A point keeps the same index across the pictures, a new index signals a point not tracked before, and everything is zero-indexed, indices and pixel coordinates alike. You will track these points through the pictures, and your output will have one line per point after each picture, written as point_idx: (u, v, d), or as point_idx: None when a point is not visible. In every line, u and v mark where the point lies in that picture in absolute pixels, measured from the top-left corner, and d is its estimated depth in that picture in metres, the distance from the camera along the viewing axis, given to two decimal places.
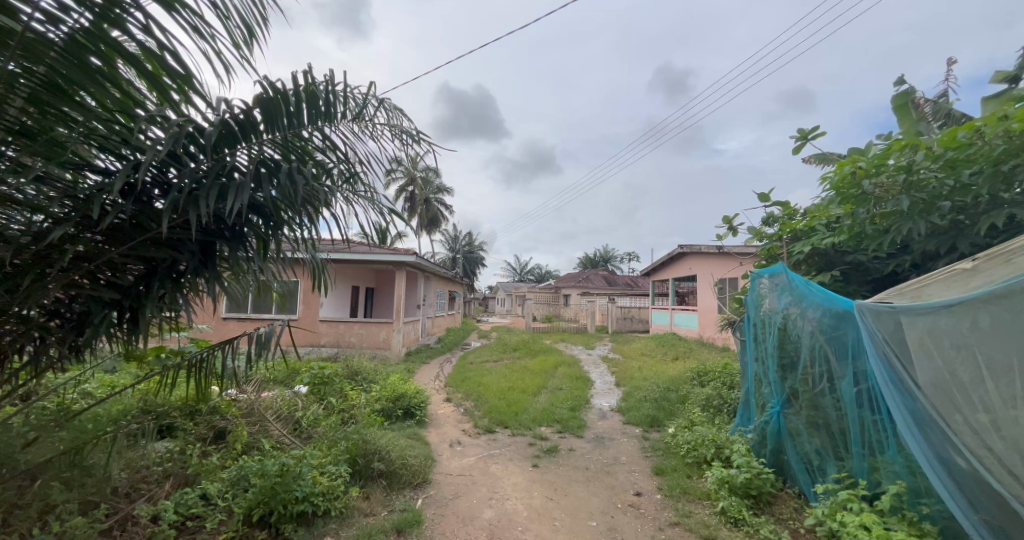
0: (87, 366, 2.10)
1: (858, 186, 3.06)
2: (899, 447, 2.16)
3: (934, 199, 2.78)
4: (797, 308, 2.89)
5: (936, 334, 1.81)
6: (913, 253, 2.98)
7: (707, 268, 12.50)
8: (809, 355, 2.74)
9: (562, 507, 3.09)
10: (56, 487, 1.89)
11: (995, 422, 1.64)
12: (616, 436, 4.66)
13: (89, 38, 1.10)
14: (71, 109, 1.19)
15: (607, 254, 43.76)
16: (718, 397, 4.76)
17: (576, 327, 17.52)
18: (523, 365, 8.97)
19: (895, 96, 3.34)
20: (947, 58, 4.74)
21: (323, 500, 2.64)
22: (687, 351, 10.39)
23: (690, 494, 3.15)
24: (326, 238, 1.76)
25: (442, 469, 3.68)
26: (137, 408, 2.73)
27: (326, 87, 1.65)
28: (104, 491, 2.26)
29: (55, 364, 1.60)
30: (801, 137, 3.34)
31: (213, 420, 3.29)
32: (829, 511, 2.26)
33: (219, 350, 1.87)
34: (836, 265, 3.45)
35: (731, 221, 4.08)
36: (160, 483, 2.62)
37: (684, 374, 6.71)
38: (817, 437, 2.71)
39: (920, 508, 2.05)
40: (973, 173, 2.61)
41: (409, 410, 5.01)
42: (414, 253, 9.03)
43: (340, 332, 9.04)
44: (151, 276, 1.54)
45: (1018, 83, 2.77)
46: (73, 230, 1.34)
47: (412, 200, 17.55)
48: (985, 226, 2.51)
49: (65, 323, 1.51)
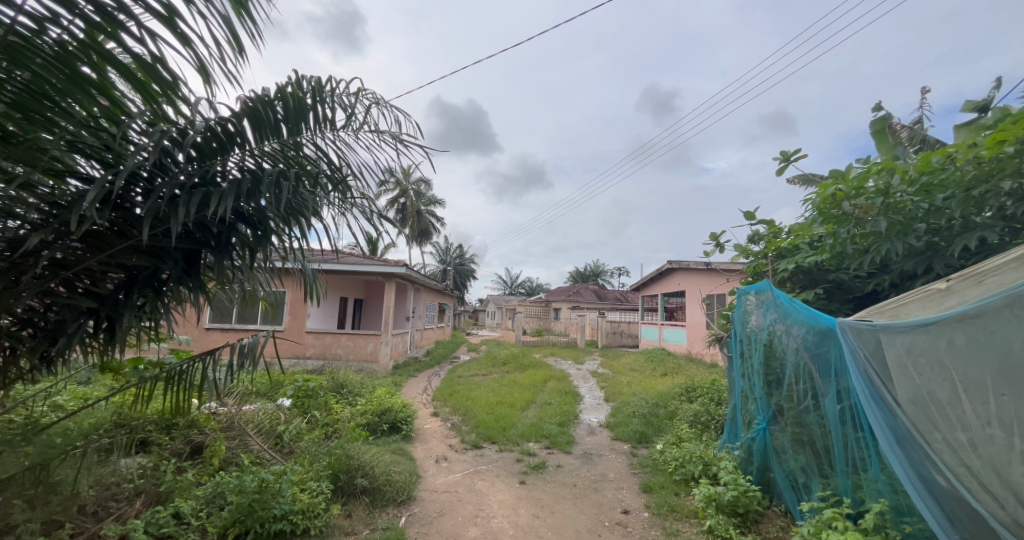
0: (60, 378, 2.02)
1: (839, 206, 3.13)
2: (881, 464, 2.18)
3: (910, 221, 2.88)
4: (782, 325, 2.92)
5: (914, 352, 1.85)
6: (892, 273, 3.06)
7: (695, 284, 12.67)
8: (794, 372, 2.77)
9: (549, 524, 3.05)
10: (18, 507, 1.83)
11: (972, 441, 1.67)
12: (604, 452, 4.62)
13: (79, 47, 1.11)
14: (56, 115, 1.19)
15: (597, 268, 44.06)
16: (705, 413, 4.77)
17: (566, 340, 17.51)
18: (512, 379, 8.90)
19: (873, 122, 3.47)
20: (923, 86, 4.97)
21: (302, 519, 2.54)
22: (676, 366, 10.45)
23: (678, 512, 3.13)
24: (317, 248, 1.73)
25: (427, 486, 3.61)
26: (111, 421, 2.64)
27: (314, 94, 1.65)
28: (70, 509, 2.19)
29: (26, 376, 1.55)
30: (783, 159, 3.45)
31: (190, 435, 3.19)
32: (814, 530, 2.24)
33: (201, 362, 1.82)
34: (819, 283, 3.53)
35: (719, 238, 4.16)
36: (132, 501, 2.54)
37: (672, 389, 6.74)
38: (802, 455, 2.72)
39: (903, 526, 2.05)
40: (947, 197, 2.72)
41: (395, 425, 4.92)
42: (405, 264, 8.99)
43: (326, 344, 8.89)
44: (131, 284, 1.51)
45: (987, 113, 2.90)
46: (49, 237, 1.31)
47: (403, 211, 17.54)
48: (959, 248, 2.60)
49: (38, 332, 1.47)
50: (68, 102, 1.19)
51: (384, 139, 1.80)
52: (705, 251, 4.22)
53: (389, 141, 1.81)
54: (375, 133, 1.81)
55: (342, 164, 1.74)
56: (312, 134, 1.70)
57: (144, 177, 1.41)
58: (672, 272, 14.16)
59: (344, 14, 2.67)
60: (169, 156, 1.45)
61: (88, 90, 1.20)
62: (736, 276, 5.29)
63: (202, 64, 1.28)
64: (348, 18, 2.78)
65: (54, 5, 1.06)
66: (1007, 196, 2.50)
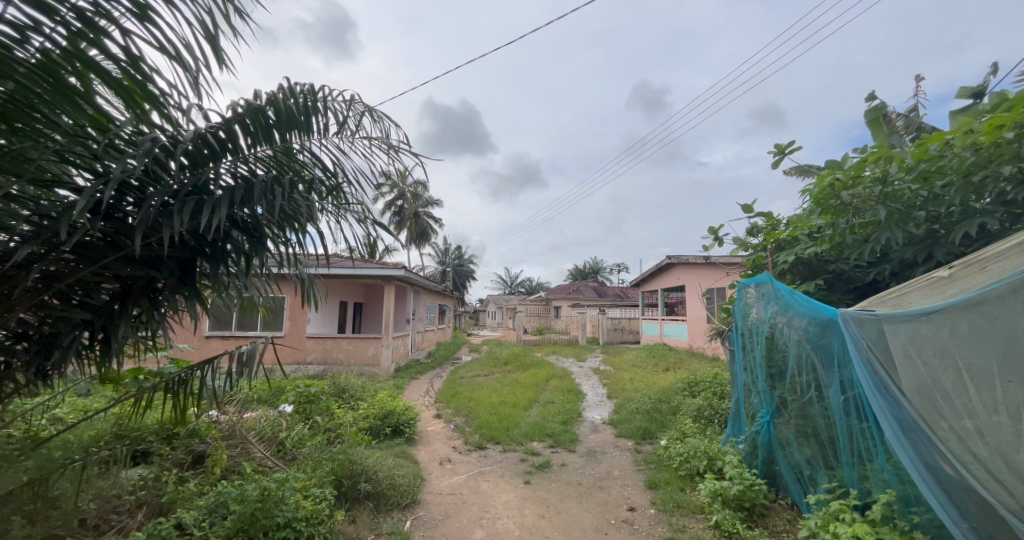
0: (58, 389, 2.00)
1: (836, 197, 3.12)
2: (888, 455, 2.17)
3: (909, 209, 2.88)
4: (783, 317, 2.92)
5: (918, 341, 1.83)
6: (892, 262, 3.06)
7: (695, 277, 12.66)
8: (796, 364, 2.76)
9: (555, 524, 3.02)
10: (18, 522, 1.80)
11: (979, 428, 1.66)
12: (608, 449, 4.60)
13: (63, 55, 1.12)
14: (37, 123, 1.17)
15: (598, 265, 43.96)
16: (709, 408, 4.78)
17: (568, 338, 17.49)
18: (515, 378, 8.87)
19: (868, 111, 3.46)
20: (917, 75, 4.98)
21: (306, 526, 2.49)
22: (679, 361, 10.43)
23: (684, 508, 3.11)
24: (314, 254, 1.71)
25: (431, 489, 3.59)
26: (110, 433, 2.67)
27: (306, 103, 1.67)
28: (71, 524, 2.17)
29: (21, 390, 1.54)
30: (778, 153, 3.44)
31: (191, 444, 3.15)
32: (821, 523, 2.22)
33: (200, 370, 1.80)
34: (819, 274, 3.52)
35: (717, 233, 4.16)
36: (133, 513, 2.52)
37: (675, 385, 6.70)
38: (807, 447, 2.71)
39: (911, 517, 2.03)
40: (945, 184, 2.73)
41: (398, 427, 4.92)
42: (403, 267, 8.98)
43: (328, 348, 8.86)
44: (126, 293, 1.49)
45: (982, 98, 2.89)
46: (40, 250, 1.29)
47: (400, 212, 17.57)
48: (960, 235, 2.59)
49: (32, 346, 1.45)
50: (54, 112, 1.18)
51: (378, 145, 1.79)
52: (704, 245, 4.20)
53: (383, 148, 1.79)
54: (368, 138, 1.78)
55: (337, 171, 1.74)
56: (305, 139, 1.70)
57: (136, 187, 1.40)
58: (671, 266, 14.16)
59: (335, 19, 2.67)
60: (160, 164, 1.44)
61: (74, 100, 1.20)
62: (735, 269, 5.27)
63: (187, 71, 1.28)
64: (340, 23, 2.79)
65: (35, 13, 1.07)
66: (1007, 181, 2.49)
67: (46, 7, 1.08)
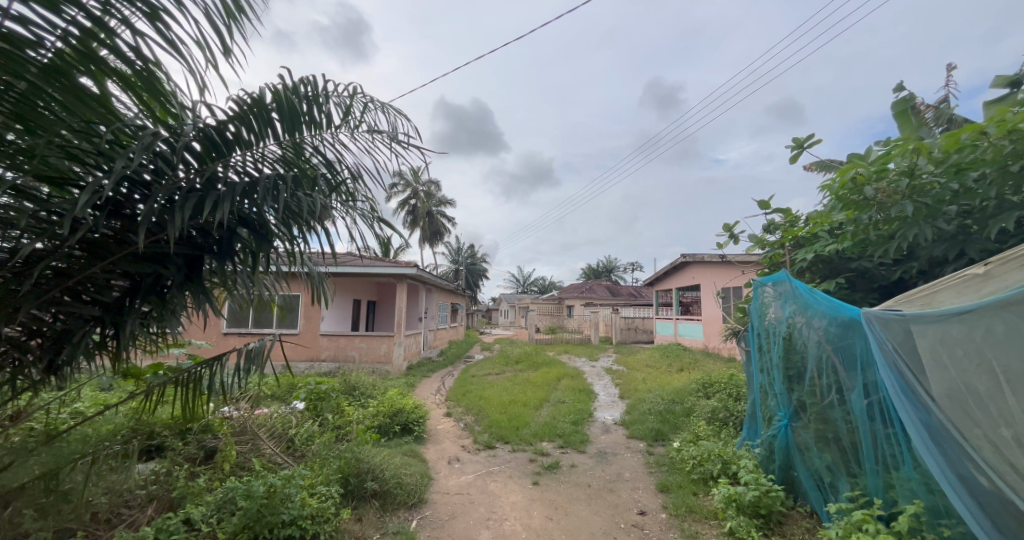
0: (75, 384, 2.05)
1: (860, 192, 2.92)
2: (915, 462, 2.05)
3: (939, 204, 2.73)
4: (802, 317, 2.80)
5: (949, 342, 1.73)
6: (920, 260, 2.92)
7: (711, 277, 12.40)
8: (816, 366, 2.65)
9: (563, 527, 2.97)
10: (30, 515, 1.84)
11: (1018, 437, 1.55)
12: (619, 451, 4.52)
13: (72, 55, 1.11)
14: (48, 121, 1.17)
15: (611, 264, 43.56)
16: (723, 409, 4.66)
17: (580, 338, 17.33)
18: (525, 377, 8.82)
19: (894, 102, 3.30)
20: (948, 64, 4.75)
21: (312, 524, 2.49)
22: (693, 362, 10.23)
23: (696, 513, 3.03)
24: (320, 252, 1.70)
25: (438, 488, 3.57)
26: (126, 427, 2.73)
27: (308, 98, 1.65)
28: (83, 517, 2.21)
29: (39, 384, 1.57)
30: (797, 146, 3.31)
31: (203, 440, 3.20)
32: (843, 533, 2.12)
33: (210, 367, 1.80)
34: (840, 273, 3.38)
35: (732, 229, 4.04)
36: (144, 507, 2.57)
37: (689, 386, 6.55)
38: (827, 452, 2.60)
39: (941, 529, 1.91)
40: (978, 176, 2.58)
41: (407, 426, 4.92)
42: (415, 265, 9.00)
43: (341, 346, 8.95)
44: (135, 291, 1.50)
45: (1019, 87, 2.72)
46: (49, 247, 1.29)
47: (413, 211, 17.69)
48: (994, 231, 2.45)
49: (46, 341, 1.47)
50: (63, 109, 1.18)
51: (382, 140, 1.77)
52: (719, 243, 4.09)
53: (387, 142, 1.77)
54: (373, 132, 1.76)
55: (342, 166, 1.71)
56: (309, 135, 1.68)
57: (142, 184, 1.40)
58: (686, 266, 13.91)
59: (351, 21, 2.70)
60: (165, 160, 1.43)
61: (82, 97, 1.19)
62: (752, 268, 5.12)
63: (195, 69, 1.27)
64: (355, 25, 2.81)
65: (48, 13, 1.07)
66: None
67: (58, 10, 1.08)
